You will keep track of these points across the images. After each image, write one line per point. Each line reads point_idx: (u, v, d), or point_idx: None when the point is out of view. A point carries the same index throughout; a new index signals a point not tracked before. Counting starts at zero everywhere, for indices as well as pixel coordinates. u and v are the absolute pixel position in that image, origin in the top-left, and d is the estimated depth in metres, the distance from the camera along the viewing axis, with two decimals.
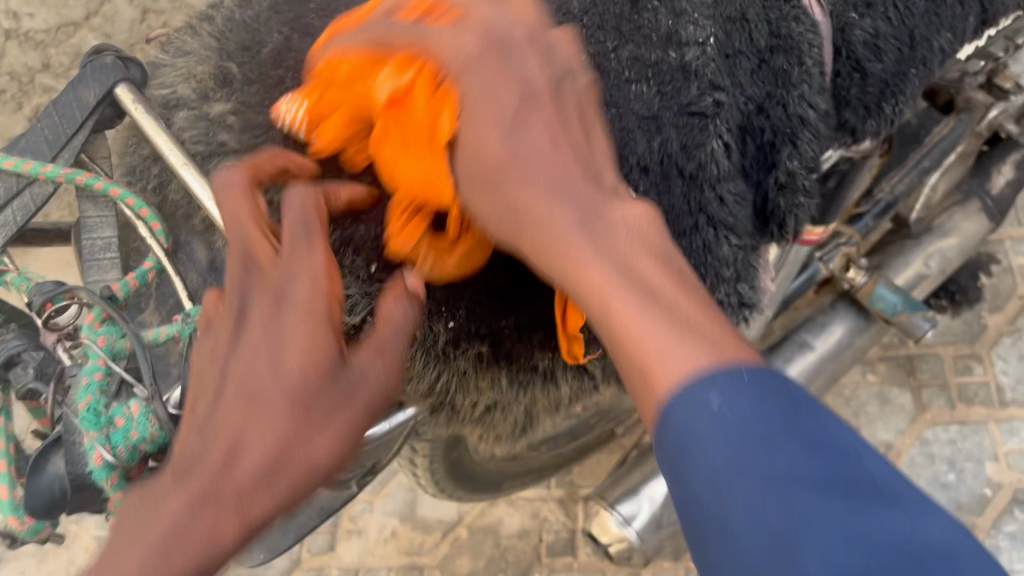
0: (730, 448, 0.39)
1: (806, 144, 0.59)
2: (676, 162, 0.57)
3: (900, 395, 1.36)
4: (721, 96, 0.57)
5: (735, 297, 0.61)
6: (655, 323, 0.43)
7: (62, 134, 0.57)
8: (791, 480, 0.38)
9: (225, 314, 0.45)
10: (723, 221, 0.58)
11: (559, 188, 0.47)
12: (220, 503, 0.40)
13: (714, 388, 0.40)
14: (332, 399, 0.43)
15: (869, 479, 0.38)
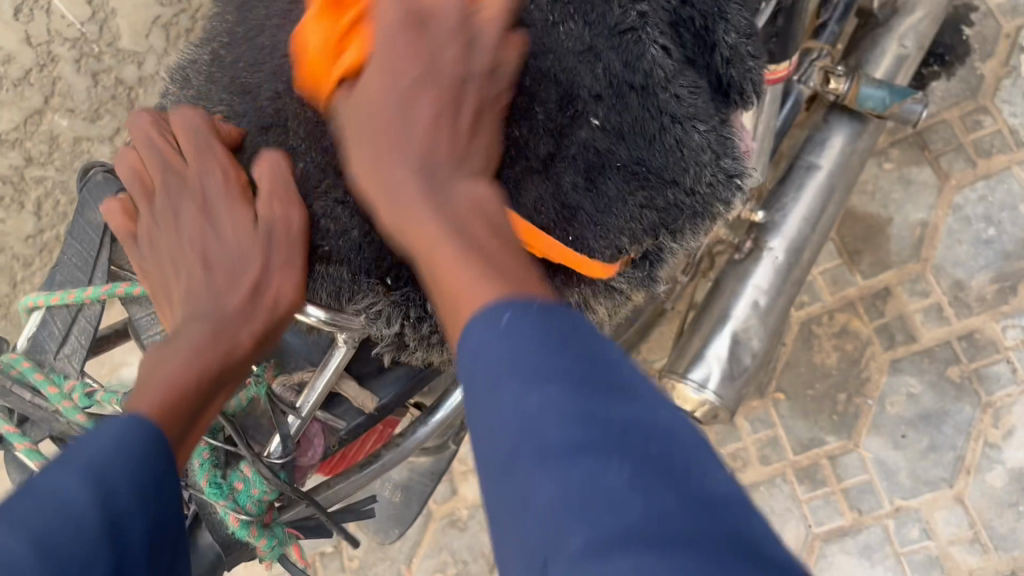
0: (495, 363, 0.44)
1: (736, 14, 0.62)
2: (623, 80, 0.60)
3: (921, 172, 1.39)
4: (642, 6, 0.60)
5: (724, 175, 0.63)
6: (475, 268, 0.48)
7: (89, 256, 0.62)
8: (542, 385, 0.42)
9: (164, 227, 0.59)
10: (684, 115, 0.61)
11: (417, 173, 0.54)
12: (210, 339, 0.54)
13: (506, 312, 0.45)
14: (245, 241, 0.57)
15: (619, 384, 0.43)
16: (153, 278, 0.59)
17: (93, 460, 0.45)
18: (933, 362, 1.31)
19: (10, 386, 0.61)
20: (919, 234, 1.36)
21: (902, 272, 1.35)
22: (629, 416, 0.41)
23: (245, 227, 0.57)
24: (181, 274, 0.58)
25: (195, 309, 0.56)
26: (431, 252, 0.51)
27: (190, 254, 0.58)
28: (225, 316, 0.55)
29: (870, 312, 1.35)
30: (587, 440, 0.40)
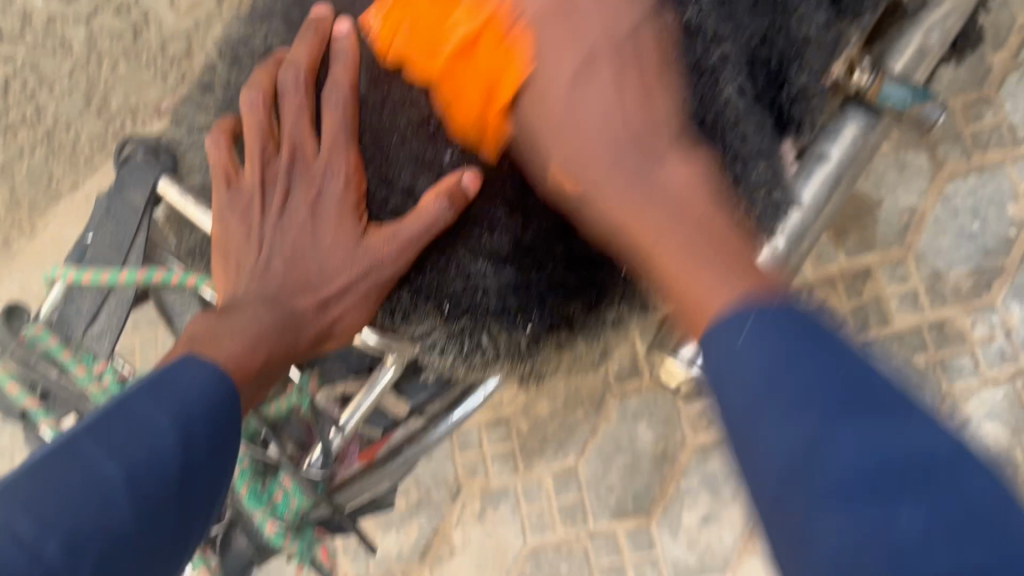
0: (754, 389, 0.37)
1: (813, 58, 0.61)
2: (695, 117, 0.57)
3: (917, 157, 1.33)
4: (725, 48, 0.58)
5: (773, 207, 0.60)
6: (702, 267, 0.44)
7: (123, 239, 0.59)
8: (800, 411, 0.35)
9: (267, 199, 0.56)
10: (749, 153, 0.58)
11: (626, 151, 0.51)
12: (277, 329, 0.52)
13: (750, 318, 0.39)
14: (351, 267, 0.53)
15: (876, 392, 0.35)
16: (225, 236, 0.55)
17: (180, 400, 0.45)
18: (901, 347, 1.31)
19: (34, 362, 0.60)
20: (907, 220, 1.32)
21: (885, 256, 1.32)
22: (890, 449, 0.33)
23: (343, 240, 0.54)
24: (266, 246, 0.55)
25: (268, 291, 0.53)
26: (641, 228, 0.48)
27: (281, 233, 0.55)
28: (296, 312, 0.53)
29: (848, 291, 1.32)
30: (806, 452, 0.34)
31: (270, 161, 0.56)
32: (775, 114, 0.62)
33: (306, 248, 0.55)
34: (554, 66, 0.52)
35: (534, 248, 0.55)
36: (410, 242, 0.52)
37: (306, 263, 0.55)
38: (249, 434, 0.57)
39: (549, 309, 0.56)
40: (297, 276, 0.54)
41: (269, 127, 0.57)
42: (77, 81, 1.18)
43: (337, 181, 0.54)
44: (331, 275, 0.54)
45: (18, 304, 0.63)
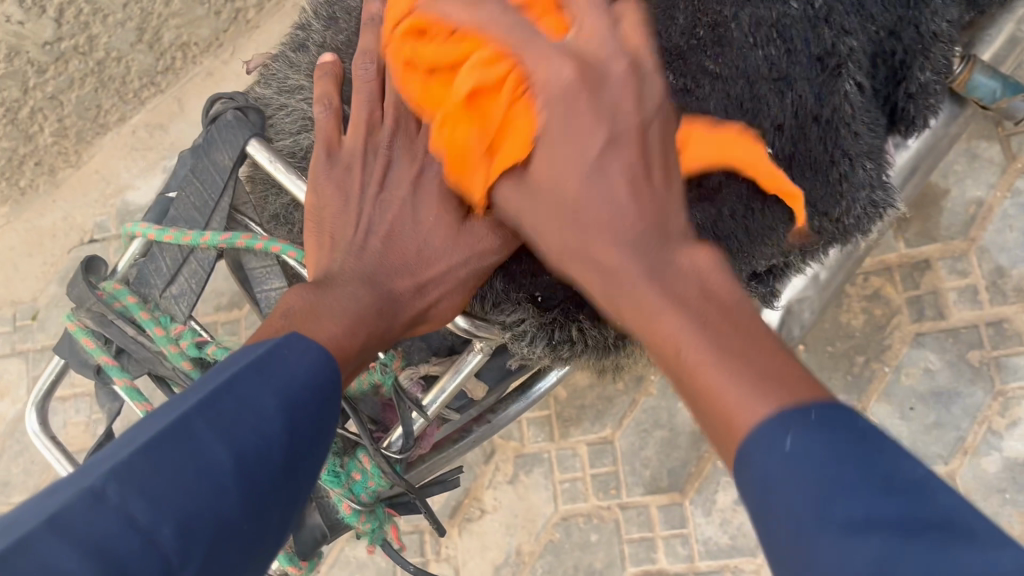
0: (805, 504, 0.30)
1: (938, 54, 0.57)
2: (809, 112, 0.55)
3: (989, 147, 1.24)
4: (852, 41, 0.54)
5: (873, 207, 0.57)
6: (722, 372, 0.36)
7: (208, 199, 0.58)
8: (863, 530, 0.28)
9: (367, 168, 0.52)
10: (859, 153, 0.56)
11: (637, 240, 0.43)
12: (375, 310, 0.48)
13: (788, 433, 0.32)
14: (456, 252, 0.51)
15: (936, 506, 0.28)
16: (320, 204, 0.52)
17: (289, 379, 0.41)
18: (956, 343, 1.21)
19: (111, 319, 0.58)
20: (973, 213, 1.23)
21: (946, 248, 1.23)
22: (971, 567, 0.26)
23: (446, 221, 0.51)
24: (364, 219, 0.51)
25: (365, 268, 0.50)
26: (654, 329, 0.40)
27: (378, 211, 0.52)
28: (393, 293, 0.50)
29: (904, 281, 1.23)
30: (874, 574, 0.27)
31: (374, 130, 0.53)
32: (887, 109, 0.60)
33: (406, 226, 0.51)
34: (568, 146, 0.45)
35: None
36: (517, 233, 0.50)
37: (403, 243, 0.51)
38: None
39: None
40: (393, 256, 0.51)
41: (374, 98, 0.53)
42: (131, 12, 1.11)
43: (445, 159, 0.51)
44: (431, 257, 0.51)
45: (93, 256, 0.61)
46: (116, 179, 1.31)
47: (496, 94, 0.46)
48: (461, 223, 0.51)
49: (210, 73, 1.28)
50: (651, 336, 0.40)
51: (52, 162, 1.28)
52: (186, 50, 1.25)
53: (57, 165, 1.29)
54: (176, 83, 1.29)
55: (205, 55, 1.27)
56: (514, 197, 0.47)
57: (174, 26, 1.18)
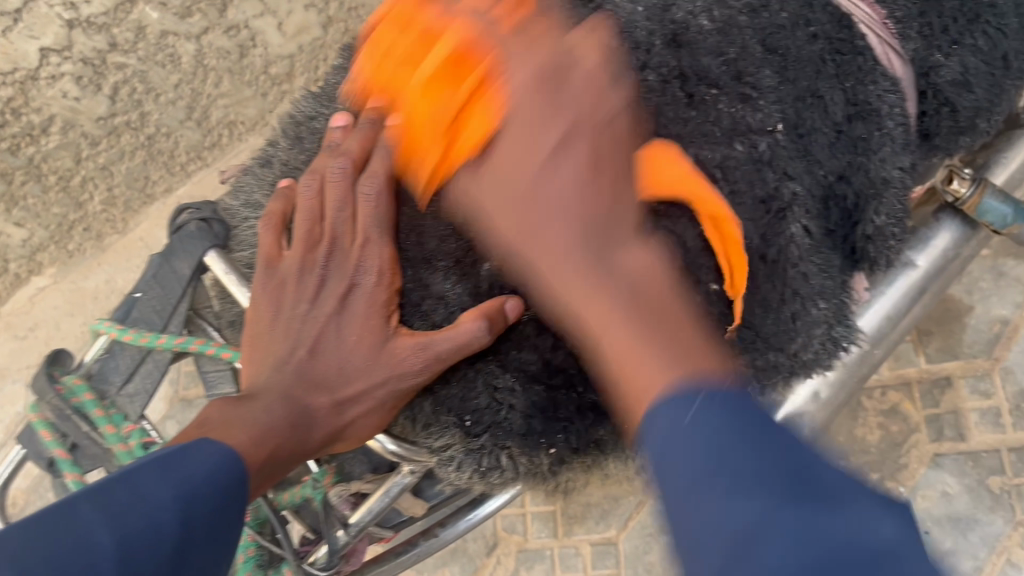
0: (691, 465, 0.35)
1: (894, 198, 0.56)
2: (755, 251, 0.53)
3: (1016, 266, 1.24)
4: (796, 186, 0.53)
5: (833, 341, 0.56)
6: (646, 360, 0.41)
7: (169, 303, 0.60)
8: (745, 496, 0.33)
9: (298, 285, 0.54)
10: (810, 292, 0.55)
11: (576, 234, 0.46)
12: (287, 424, 0.50)
13: (693, 405, 0.37)
14: (378, 371, 0.51)
15: (820, 479, 0.33)
16: (254, 321, 0.54)
17: (187, 475, 0.43)
18: (977, 467, 1.19)
19: (68, 414, 0.60)
20: (997, 332, 1.23)
21: (968, 366, 1.23)
22: (834, 533, 0.31)
23: (368, 340, 0.52)
24: (290, 335, 0.52)
25: (284, 385, 0.51)
26: (591, 316, 0.44)
27: (304, 327, 0.53)
28: (308, 410, 0.51)
29: (924, 399, 1.23)
30: (745, 533, 0.32)
31: (312, 247, 0.54)
32: (847, 248, 0.59)
33: (330, 345, 0.53)
34: (518, 145, 0.48)
35: (567, 367, 0.54)
36: (438, 356, 0.50)
37: (328, 356, 0.52)
38: (258, 523, 0.56)
39: (578, 435, 0.54)
40: (317, 368, 0.52)
41: (315, 215, 0.55)
42: (181, 92, 1.16)
43: (374, 279, 0.53)
44: (350, 376, 0.52)
45: (61, 349, 0.64)
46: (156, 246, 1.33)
47: (455, 95, 0.50)
48: (384, 343, 0.52)
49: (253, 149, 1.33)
50: (590, 320, 0.44)
51: (99, 228, 1.31)
52: (233, 127, 1.29)
53: (103, 230, 1.31)
54: (221, 158, 1.32)
55: (250, 132, 1.31)
56: (474, 190, 0.50)
57: (222, 105, 1.23)
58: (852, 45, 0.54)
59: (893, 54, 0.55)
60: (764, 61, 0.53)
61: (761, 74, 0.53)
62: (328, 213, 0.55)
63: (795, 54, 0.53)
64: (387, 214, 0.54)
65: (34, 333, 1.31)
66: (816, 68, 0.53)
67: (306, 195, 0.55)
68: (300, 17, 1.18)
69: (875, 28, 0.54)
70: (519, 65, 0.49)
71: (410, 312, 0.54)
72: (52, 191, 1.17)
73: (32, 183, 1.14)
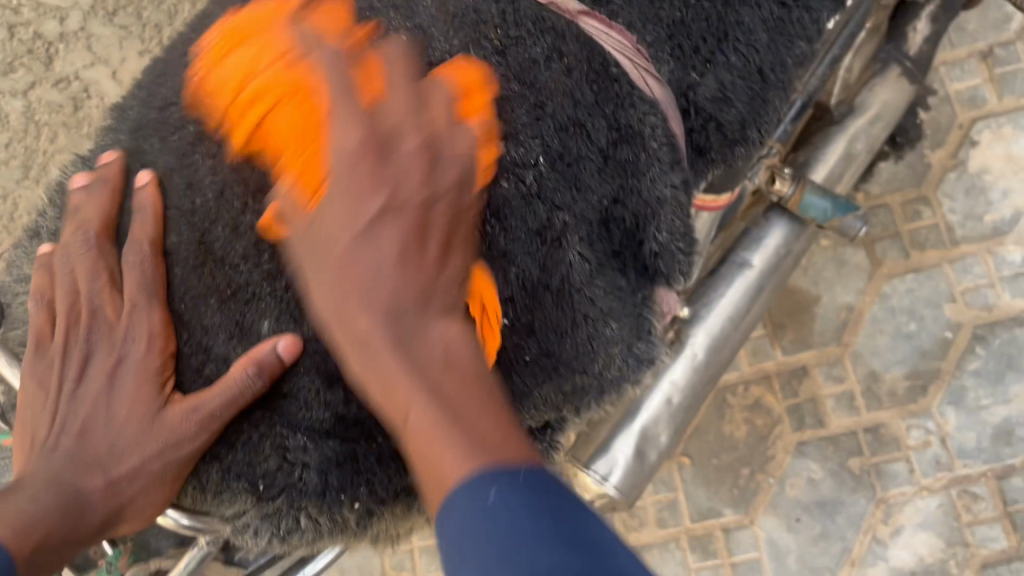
0: (485, 552, 0.38)
1: (670, 216, 0.57)
2: (538, 282, 0.54)
3: (855, 254, 1.26)
4: (567, 215, 0.54)
5: (633, 357, 0.58)
6: (453, 454, 0.42)
7: None
8: (532, 566, 0.37)
9: (64, 362, 0.53)
10: (598, 314, 0.56)
11: (380, 321, 0.46)
12: (58, 516, 0.47)
13: (493, 489, 0.40)
14: (150, 445, 0.49)
15: (607, 554, 0.38)
16: (26, 409, 0.52)
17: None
18: (837, 450, 1.21)
19: None
20: (844, 318, 1.25)
21: (822, 354, 1.25)
22: None
23: (140, 413, 0.50)
24: (58, 416, 0.51)
25: (52, 471, 0.48)
26: (393, 399, 0.45)
27: (73, 411, 0.51)
28: (80, 493, 0.48)
29: (783, 390, 1.24)
30: None
31: (74, 322, 0.54)
32: (639, 267, 0.59)
33: (99, 421, 0.51)
34: (341, 208, 0.47)
35: (362, 419, 0.53)
36: (214, 415, 0.50)
37: (97, 436, 0.50)
38: None
39: (383, 484, 0.54)
40: (84, 452, 0.50)
41: (73, 293, 0.54)
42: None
43: (142, 348, 0.51)
44: (123, 452, 0.50)
45: None
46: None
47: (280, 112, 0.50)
48: (156, 415, 0.50)
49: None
50: (394, 406, 0.45)
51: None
52: None
53: None
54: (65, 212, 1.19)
55: None
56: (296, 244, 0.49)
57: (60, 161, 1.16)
58: (605, 71, 0.55)
59: (650, 78, 0.56)
60: (519, 97, 0.54)
61: (518, 110, 0.53)
62: (84, 286, 0.54)
63: (548, 87, 0.54)
64: (158, 274, 0.53)
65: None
66: (569, 99, 0.54)
67: (58, 273, 0.55)
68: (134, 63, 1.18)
69: (628, 54, 0.56)
70: (347, 135, 0.48)
71: (191, 380, 0.53)
72: None
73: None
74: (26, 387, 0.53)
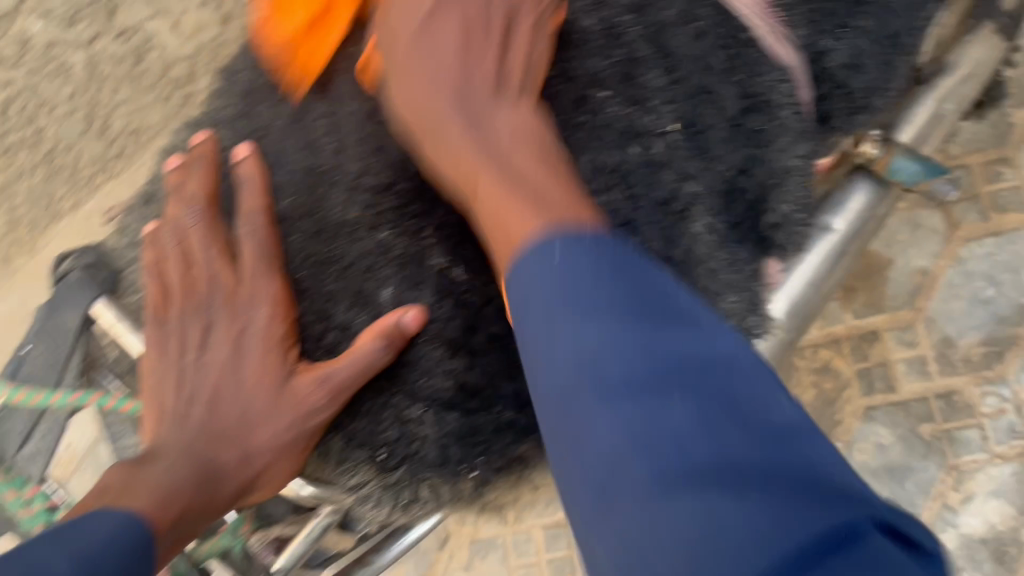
0: (554, 297, 0.41)
1: (795, 185, 0.55)
2: (661, 254, 0.52)
3: (930, 216, 1.22)
4: (694, 185, 0.52)
5: (748, 329, 0.55)
6: (511, 194, 0.47)
7: (59, 355, 0.57)
8: (621, 397, 0.38)
9: (185, 336, 0.53)
10: (719, 285, 0.53)
11: (451, 103, 0.52)
12: (193, 489, 0.49)
13: (557, 246, 0.43)
14: (278, 414, 0.50)
15: (703, 358, 0.39)
16: (149, 386, 0.52)
17: (78, 543, 0.43)
18: (907, 416, 1.18)
19: None
20: (918, 282, 1.21)
21: (893, 318, 1.21)
22: (729, 445, 0.36)
23: (267, 382, 0.51)
24: (186, 389, 0.52)
25: (186, 442, 0.50)
26: (501, 218, 0.46)
27: (201, 382, 0.52)
28: (212, 463, 0.50)
29: (853, 353, 1.21)
30: (624, 445, 0.37)
31: (191, 292, 0.53)
32: (756, 237, 0.57)
33: (229, 391, 0.52)
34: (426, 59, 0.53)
35: (481, 389, 0.50)
36: (338, 388, 0.49)
37: (227, 407, 0.51)
38: None
39: (499, 453, 0.51)
40: (215, 423, 0.51)
41: (184, 261, 0.54)
42: (77, 103, 1.03)
43: (265, 312, 0.51)
44: (252, 424, 0.51)
45: None
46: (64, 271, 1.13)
47: None
48: (283, 383, 0.51)
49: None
50: (464, 178, 0.49)
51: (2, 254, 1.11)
52: None
53: None
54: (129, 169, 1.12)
55: None
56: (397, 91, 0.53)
57: None
58: (738, 37, 0.53)
59: (781, 40, 0.54)
60: (651, 63, 0.52)
61: (650, 75, 0.52)
62: (197, 254, 0.54)
63: (680, 53, 0.52)
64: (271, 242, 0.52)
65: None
66: (701, 65, 0.52)
67: (167, 242, 0.54)
68: (196, 17, 1.04)
69: (764, 18, 0.53)
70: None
71: (313, 347, 0.52)
72: None
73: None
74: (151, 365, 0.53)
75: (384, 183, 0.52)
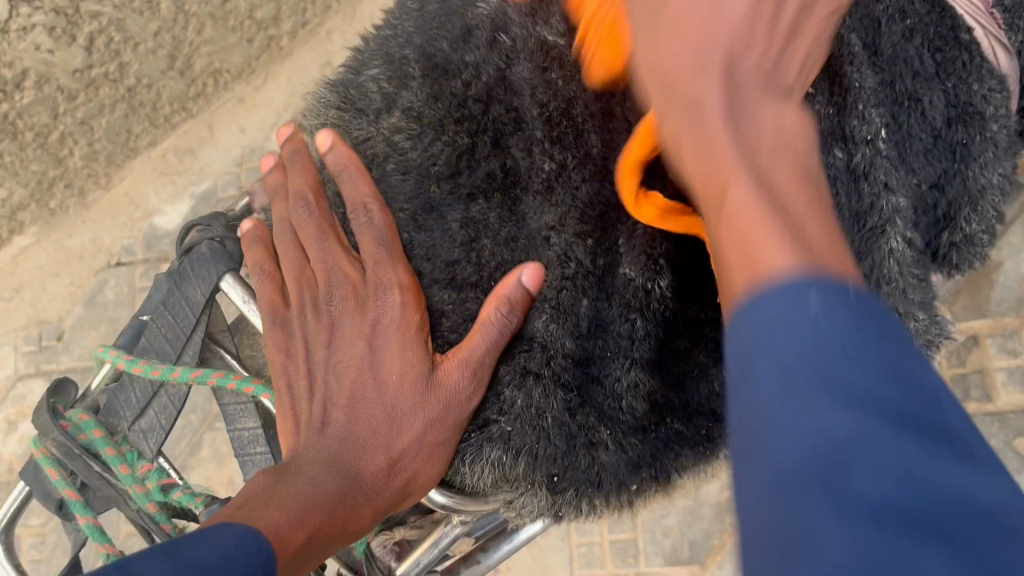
0: (792, 297, 0.31)
1: (988, 203, 0.50)
2: (853, 269, 0.46)
3: None
4: (896, 199, 0.46)
5: (926, 347, 0.48)
6: (689, 130, 0.37)
7: (180, 332, 0.54)
8: (851, 404, 0.28)
9: (309, 335, 0.51)
10: (908, 305, 0.46)
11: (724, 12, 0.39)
12: (337, 499, 0.45)
13: (795, 270, 0.31)
14: (424, 413, 0.47)
15: (938, 422, 0.28)
16: (284, 390, 0.51)
17: (198, 560, 0.36)
18: (1003, 429, 1.03)
19: (77, 452, 0.54)
20: None
21: (995, 325, 1.05)
22: (952, 487, 0.26)
23: (407, 377, 0.48)
24: (321, 394, 0.49)
25: (328, 450, 0.47)
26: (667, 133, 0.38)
27: (339, 386, 0.49)
28: (358, 475, 0.46)
29: (949, 356, 1.06)
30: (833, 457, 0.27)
31: (314, 283, 0.51)
32: (930, 254, 0.52)
33: (367, 388, 0.49)
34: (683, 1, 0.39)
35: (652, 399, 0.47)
36: (482, 367, 0.46)
37: (366, 412, 0.48)
38: None
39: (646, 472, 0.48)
40: (354, 427, 0.48)
41: (300, 257, 0.52)
42: (161, 40, 1.03)
43: (395, 299, 0.48)
44: (399, 423, 0.47)
45: (63, 379, 0.58)
46: (143, 203, 1.21)
47: None
48: (424, 378, 0.47)
49: (241, 100, 1.19)
50: (667, 78, 0.38)
51: (81, 184, 1.17)
52: (217, 76, 1.16)
53: (86, 187, 1.19)
54: (207, 108, 1.19)
55: (235, 80, 1.18)
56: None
57: (205, 53, 1.10)
58: (953, 39, 0.48)
59: (1000, 48, 0.49)
60: (863, 61, 0.47)
61: (862, 73, 0.46)
62: (313, 249, 0.51)
63: (891, 52, 0.47)
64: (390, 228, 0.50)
65: (20, 293, 1.22)
66: (912, 66, 0.47)
67: (279, 240, 0.53)
68: None
69: (981, 18, 0.49)
70: None
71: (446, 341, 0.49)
72: (29, 148, 1.05)
73: (7, 141, 1.02)
74: (281, 368, 0.51)
75: (558, 168, 0.46)
